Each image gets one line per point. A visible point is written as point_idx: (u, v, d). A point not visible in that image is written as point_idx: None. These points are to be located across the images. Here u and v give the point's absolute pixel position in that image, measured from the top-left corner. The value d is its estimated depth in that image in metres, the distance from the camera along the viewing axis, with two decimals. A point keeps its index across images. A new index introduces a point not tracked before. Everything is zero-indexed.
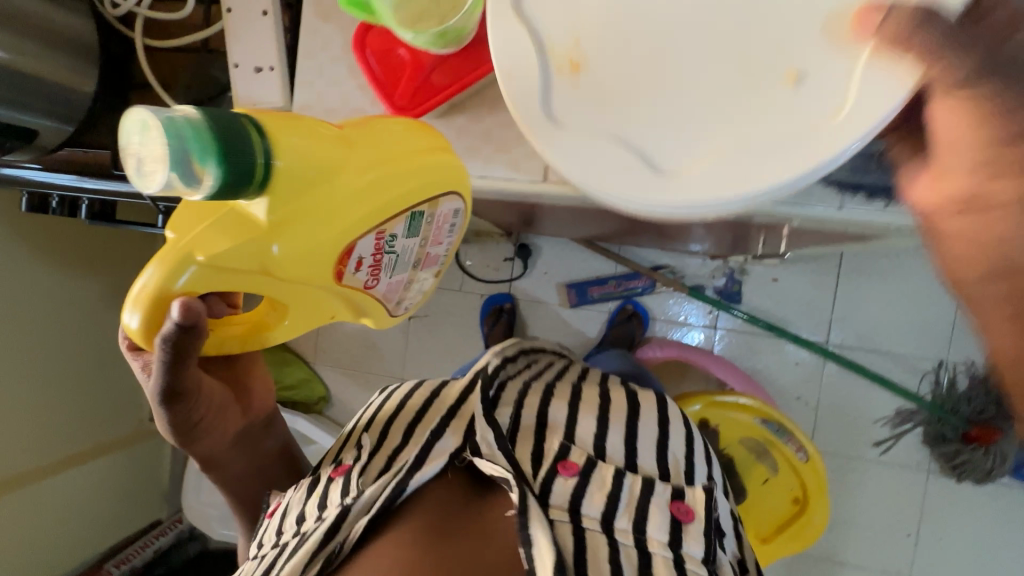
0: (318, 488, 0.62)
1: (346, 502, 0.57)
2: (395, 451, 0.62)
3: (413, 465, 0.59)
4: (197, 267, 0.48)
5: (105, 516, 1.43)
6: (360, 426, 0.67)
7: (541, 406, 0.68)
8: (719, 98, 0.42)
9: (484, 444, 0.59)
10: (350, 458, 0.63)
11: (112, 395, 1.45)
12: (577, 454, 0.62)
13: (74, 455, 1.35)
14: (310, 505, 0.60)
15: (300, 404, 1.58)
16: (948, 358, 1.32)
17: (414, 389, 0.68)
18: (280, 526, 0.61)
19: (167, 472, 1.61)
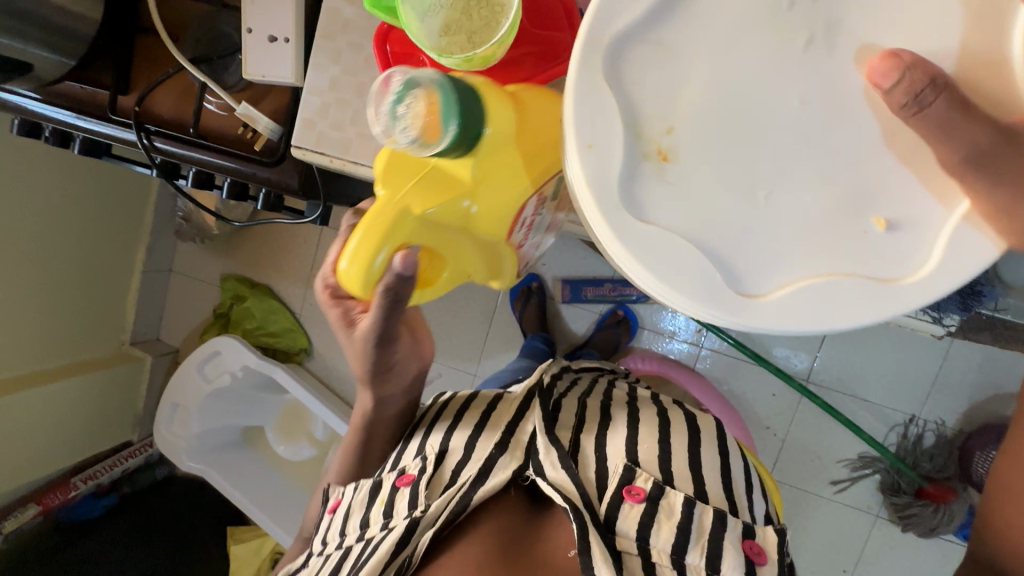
0: (382, 493, 0.61)
1: (413, 516, 0.56)
2: (454, 469, 0.60)
3: (476, 478, 0.57)
4: (413, 217, 0.46)
5: (77, 433, 1.46)
6: (422, 429, 0.67)
7: (576, 432, 0.62)
8: (810, 229, 0.39)
9: (547, 466, 0.56)
10: (414, 467, 0.61)
11: (88, 316, 1.46)
12: (643, 477, 0.56)
13: (48, 370, 1.38)
14: (376, 510, 0.60)
15: (280, 352, 1.60)
16: (920, 414, 1.34)
17: (471, 403, 0.66)
18: (344, 529, 0.62)
19: (142, 400, 1.62)
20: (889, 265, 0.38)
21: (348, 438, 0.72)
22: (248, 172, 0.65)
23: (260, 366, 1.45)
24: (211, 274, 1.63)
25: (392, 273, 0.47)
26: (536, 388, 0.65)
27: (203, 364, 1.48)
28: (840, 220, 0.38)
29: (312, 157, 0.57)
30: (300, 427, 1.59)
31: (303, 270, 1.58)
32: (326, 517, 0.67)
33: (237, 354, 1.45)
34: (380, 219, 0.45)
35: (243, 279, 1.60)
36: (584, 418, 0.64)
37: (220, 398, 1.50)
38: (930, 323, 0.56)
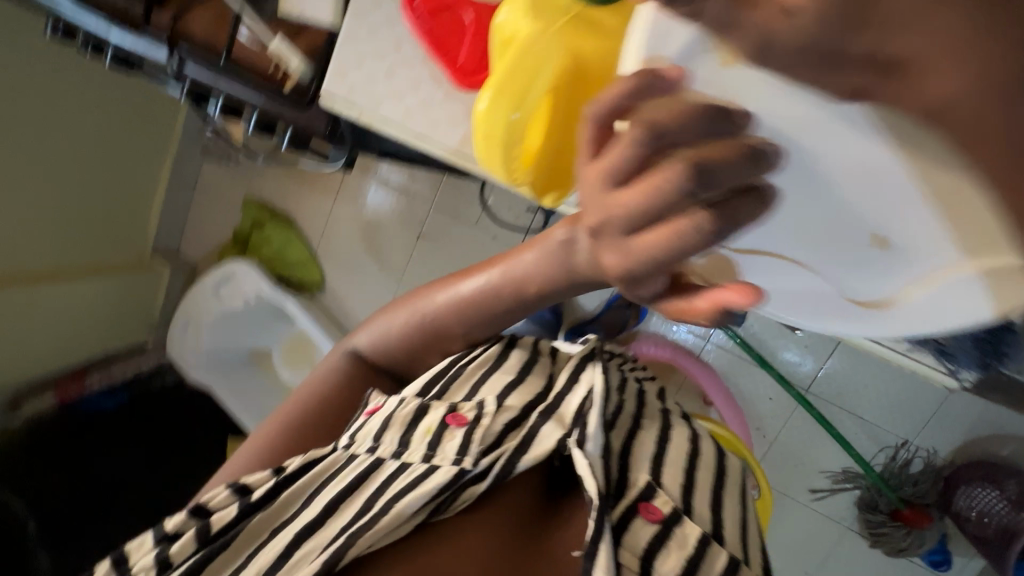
0: (429, 420, 0.56)
1: (461, 464, 0.52)
2: (503, 428, 0.55)
3: (518, 450, 0.53)
4: (554, 58, 0.45)
5: (96, 330, 1.53)
6: (475, 370, 0.60)
7: (614, 430, 0.60)
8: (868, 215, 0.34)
9: (591, 441, 0.52)
10: (471, 412, 0.56)
11: (111, 221, 1.49)
12: (663, 499, 0.55)
13: (72, 267, 1.43)
14: (417, 444, 0.55)
15: (294, 283, 1.63)
16: (913, 440, 1.34)
17: (531, 368, 0.61)
18: (377, 435, 0.56)
19: (158, 309, 1.68)
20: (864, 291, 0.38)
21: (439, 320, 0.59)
22: (279, 111, 0.64)
23: (272, 295, 1.51)
24: (234, 196, 1.64)
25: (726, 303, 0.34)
26: (595, 366, 0.60)
27: (217, 285, 1.54)
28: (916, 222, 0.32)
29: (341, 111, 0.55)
30: (304, 356, 1.59)
31: (324, 208, 1.58)
32: (361, 416, 0.60)
33: (253, 280, 1.51)
34: (523, 63, 0.45)
35: (263, 206, 1.61)
36: (623, 420, 0.62)
37: (233, 318, 1.56)
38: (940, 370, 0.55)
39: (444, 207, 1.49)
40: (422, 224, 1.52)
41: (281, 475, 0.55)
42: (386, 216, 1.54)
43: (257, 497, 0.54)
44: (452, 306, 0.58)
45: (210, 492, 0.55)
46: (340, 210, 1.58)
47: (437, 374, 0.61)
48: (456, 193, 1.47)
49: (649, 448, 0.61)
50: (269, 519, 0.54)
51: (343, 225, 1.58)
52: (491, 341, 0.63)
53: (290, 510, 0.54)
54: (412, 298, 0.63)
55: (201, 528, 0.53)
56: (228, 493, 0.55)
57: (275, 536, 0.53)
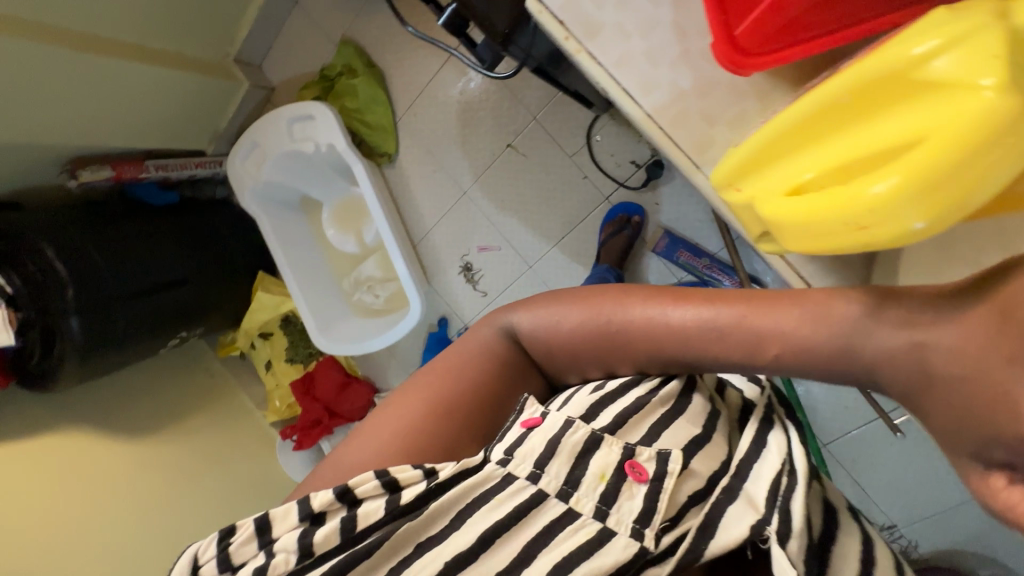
0: (602, 463, 0.52)
1: (642, 540, 0.48)
2: (685, 498, 0.52)
3: (703, 529, 0.48)
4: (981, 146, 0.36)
5: (163, 124, 1.49)
6: (654, 409, 0.55)
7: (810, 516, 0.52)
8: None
9: (794, 545, 0.47)
10: (650, 464, 0.51)
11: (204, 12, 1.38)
12: None
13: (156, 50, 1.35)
14: (591, 492, 0.51)
15: (366, 145, 1.54)
16: (900, 527, 1.33)
17: (715, 424, 0.56)
18: (541, 462, 0.51)
19: (227, 120, 1.63)
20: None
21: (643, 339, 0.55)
22: None
23: (345, 152, 1.42)
24: (334, 30, 1.51)
25: None
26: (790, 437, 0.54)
27: (293, 120, 1.45)
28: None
29: (550, 22, 0.60)
30: (354, 222, 1.61)
31: (420, 79, 1.46)
32: (515, 427, 0.55)
33: (329, 129, 1.41)
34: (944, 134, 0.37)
35: (360, 51, 1.48)
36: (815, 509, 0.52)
37: (298, 158, 1.50)
38: None
39: (548, 127, 1.36)
40: (516, 135, 1.40)
41: (434, 479, 0.51)
42: (481, 109, 1.42)
43: (409, 501, 0.49)
44: (664, 334, 0.53)
45: (354, 478, 0.50)
46: (436, 89, 1.45)
47: (607, 398, 0.56)
48: (564, 117, 1.34)
49: (852, 558, 0.51)
50: (417, 529, 0.49)
51: (434, 104, 1.46)
52: (676, 377, 0.57)
53: (438, 525, 0.50)
54: (608, 302, 0.56)
55: (347, 522, 0.48)
56: (377, 484, 0.49)
57: (425, 554, 0.49)
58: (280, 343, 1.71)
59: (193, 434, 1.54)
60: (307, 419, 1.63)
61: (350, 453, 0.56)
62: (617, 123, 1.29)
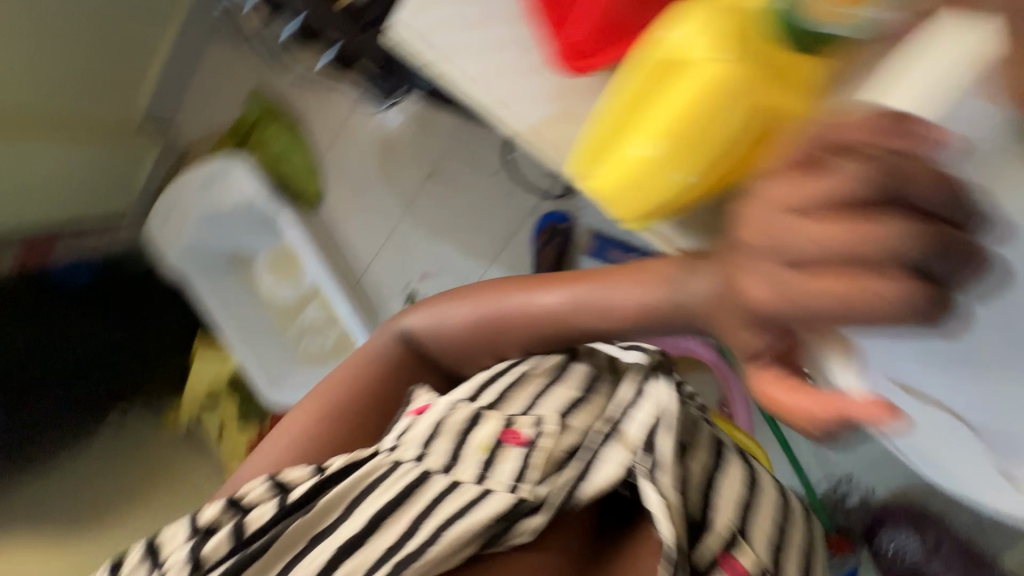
0: (480, 433, 0.53)
1: (518, 493, 0.50)
2: (565, 455, 0.52)
3: (579, 477, 0.51)
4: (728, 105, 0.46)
5: (71, 196, 1.45)
6: (534, 380, 0.57)
7: (688, 447, 0.55)
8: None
9: (664, 476, 0.49)
10: (528, 429, 0.52)
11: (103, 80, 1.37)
12: (746, 552, 0.51)
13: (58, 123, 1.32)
14: (471, 459, 0.52)
15: (289, 192, 1.54)
16: (857, 476, 1.41)
17: (595, 383, 0.58)
18: (425, 443, 0.53)
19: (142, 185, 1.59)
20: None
21: (512, 321, 0.56)
22: None
23: (266, 202, 1.41)
24: (242, 84, 1.52)
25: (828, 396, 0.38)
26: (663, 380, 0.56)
27: (209, 178, 1.44)
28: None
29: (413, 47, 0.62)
30: (288, 273, 1.55)
31: (335, 121, 1.48)
32: (405, 417, 0.57)
33: (249, 182, 1.40)
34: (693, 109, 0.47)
35: (272, 101, 1.49)
36: (696, 439, 0.56)
37: (217, 215, 1.48)
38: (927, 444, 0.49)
39: (467, 151, 1.41)
40: (436, 162, 1.43)
41: (325, 475, 0.53)
42: (400, 142, 1.45)
43: (298, 498, 0.52)
44: (528, 313, 0.55)
45: (246, 486, 0.54)
46: (355, 127, 1.47)
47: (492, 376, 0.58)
48: (481, 138, 1.39)
49: (735, 490, 0.54)
50: (308, 525, 0.51)
51: (353, 143, 1.48)
52: (556, 350, 0.58)
53: (332, 515, 0.52)
54: (485, 292, 0.58)
55: (235, 528, 0.52)
56: (268, 487, 0.54)
57: (321, 542, 0.51)
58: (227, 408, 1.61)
59: (132, 510, 1.47)
60: None
61: (257, 465, 0.61)
62: None
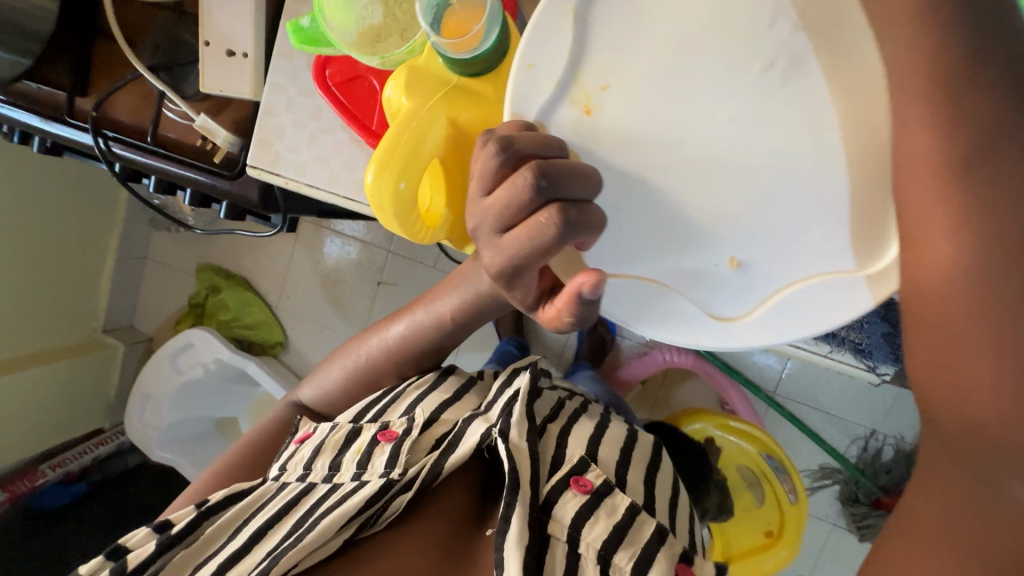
0: (359, 442, 0.63)
1: (389, 477, 0.58)
2: (436, 440, 0.62)
3: (448, 448, 0.59)
4: (439, 127, 0.48)
5: (48, 420, 1.48)
6: (407, 393, 0.67)
7: (550, 416, 0.67)
8: (707, 153, 0.40)
9: (514, 430, 0.57)
10: (399, 427, 0.63)
11: (59, 301, 1.47)
12: (594, 473, 0.59)
13: (22, 354, 1.40)
14: (350, 459, 0.62)
15: (255, 344, 1.59)
16: (881, 429, 1.34)
17: (465, 386, 0.69)
18: (309, 463, 0.64)
19: (113, 389, 1.63)
20: (739, 248, 0.42)
21: (371, 351, 0.69)
22: (210, 184, 0.64)
23: (233, 359, 1.46)
24: (188, 262, 1.62)
25: (572, 295, 0.37)
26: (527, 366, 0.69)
27: (174, 355, 1.50)
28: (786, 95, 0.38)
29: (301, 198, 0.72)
30: None
31: (280, 265, 1.58)
32: (290, 445, 0.68)
33: (211, 346, 1.46)
34: (406, 140, 0.46)
35: (218, 269, 1.60)
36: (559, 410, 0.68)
37: (189, 389, 1.52)
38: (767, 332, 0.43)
39: (403, 252, 1.50)
40: (380, 271, 1.52)
41: (204, 509, 0.60)
42: (345, 265, 1.54)
43: (180, 531, 0.58)
44: (381, 341, 0.68)
45: (129, 532, 0.59)
46: (298, 267, 1.57)
47: (376, 400, 0.68)
48: (411, 238, 1.48)
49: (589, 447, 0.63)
50: (191, 555, 0.58)
51: (301, 280, 1.57)
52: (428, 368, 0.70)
53: (219, 542, 0.59)
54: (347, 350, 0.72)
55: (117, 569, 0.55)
56: (148, 530, 0.58)
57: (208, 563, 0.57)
58: None
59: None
60: None
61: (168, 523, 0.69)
62: None
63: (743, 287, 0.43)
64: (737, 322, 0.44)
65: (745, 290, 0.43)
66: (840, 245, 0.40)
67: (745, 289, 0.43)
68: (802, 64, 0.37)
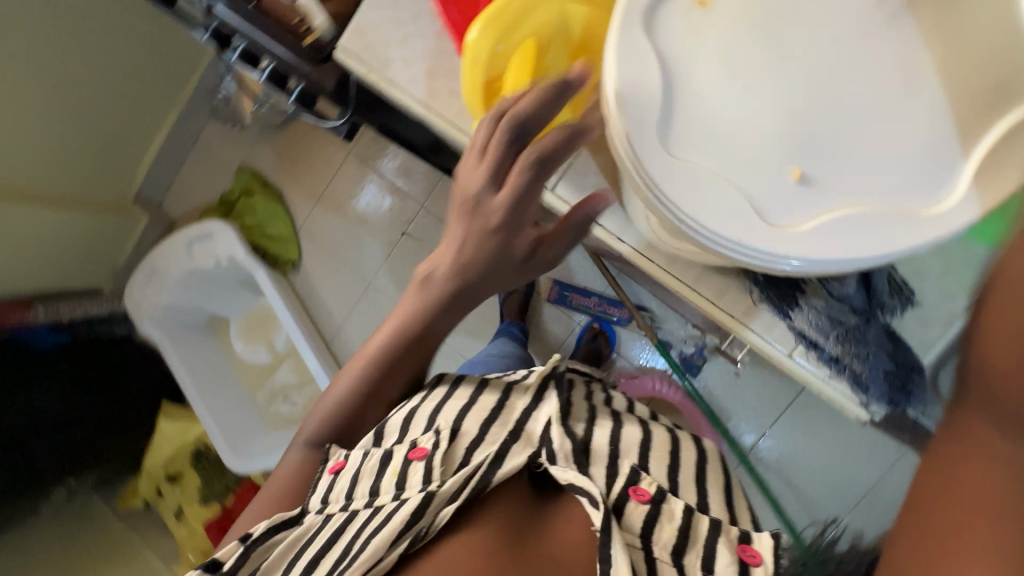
0: (393, 463, 0.56)
1: (428, 489, 0.52)
2: (465, 452, 0.56)
3: (495, 459, 0.54)
4: (546, 11, 0.53)
5: (54, 263, 1.51)
6: (427, 408, 0.61)
7: (591, 426, 0.61)
8: (801, 72, 0.45)
9: (559, 455, 0.54)
10: (428, 442, 0.56)
11: (103, 157, 1.50)
12: (648, 480, 0.55)
13: (57, 195, 1.43)
14: (384, 478, 0.55)
15: (269, 256, 1.62)
16: (842, 517, 1.34)
17: (482, 390, 0.64)
18: (349, 492, 0.56)
19: (124, 256, 1.71)
20: (806, 160, 0.45)
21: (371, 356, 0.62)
22: (294, 62, 0.67)
23: (245, 260, 1.49)
24: (231, 161, 1.67)
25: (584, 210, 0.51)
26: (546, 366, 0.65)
27: (193, 242, 1.52)
28: (887, 35, 0.44)
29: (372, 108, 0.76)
30: (261, 332, 1.65)
31: (315, 189, 1.61)
32: (325, 475, 0.60)
33: (229, 242, 1.49)
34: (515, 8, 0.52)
35: (256, 175, 1.63)
36: (593, 419, 0.62)
37: (195, 277, 1.54)
38: (816, 247, 0.44)
39: (434, 211, 1.53)
40: (407, 223, 1.55)
41: (248, 541, 0.55)
42: (376, 208, 1.58)
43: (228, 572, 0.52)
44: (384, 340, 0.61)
45: None
46: (330, 196, 1.61)
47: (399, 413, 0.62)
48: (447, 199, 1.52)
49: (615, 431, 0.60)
50: None
51: (329, 209, 1.61)
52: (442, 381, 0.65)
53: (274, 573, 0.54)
54: (355, 359, 0.64)
55: None
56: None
57: None
58: (191, 484, 1.63)
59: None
60: None
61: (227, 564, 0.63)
62: None
63: (801, 195, 0.45)
64: (790, 230, 0.44)
65: (797, 195, 0.45)
66: (921, 177, 0.44)
67: (801, 192, 0.45)
68: (904, 18, 0.44)
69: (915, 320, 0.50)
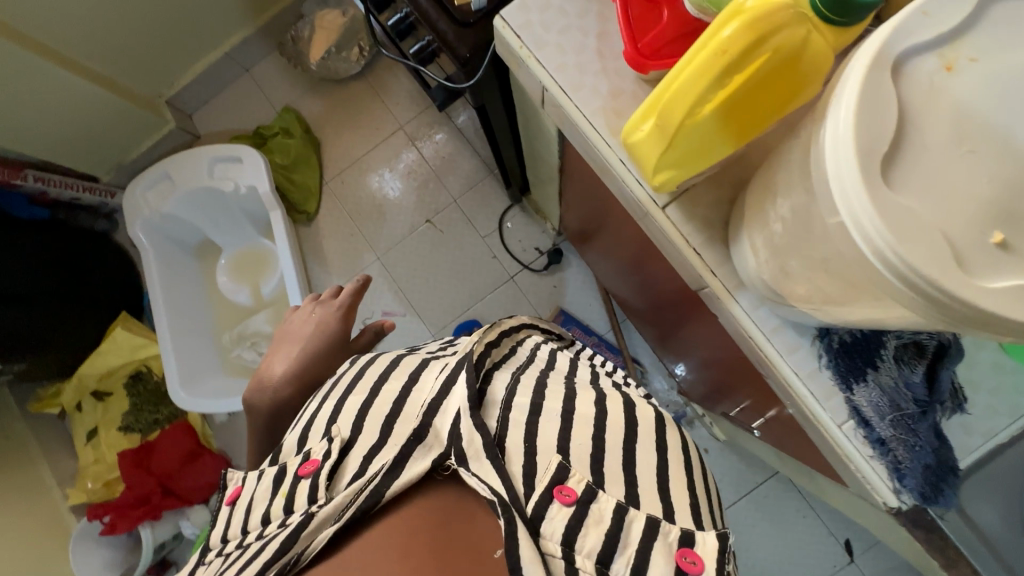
0: (284, 483, 0.49)
1: (307, 512, 0.45)
2: (358, 464, 0.48)
3: (392, 468, 0.47)
4: None
5: (64, 137, 1.41)
6: (325, 414, 0.54)
7: (519, 376, 0.57)
8: None
9: (470, 465, 0.47)
10: (320, 453, 0.50)
11: (153, 50, 1.46)
12: (577, 477, 0.47)
13: (93, 69, 1.37)
14: (275, 503, 0.48)
15: (287, 200, 1.57)
16: None
17: (389, 375, 0.57)
18: (243, 523, 0.50)
19: (138, 152, 1.59)
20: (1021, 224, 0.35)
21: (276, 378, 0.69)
22: (433, 15, 0.69)
23: (266, 197, 1.44)
24: (279, 100, 1.64)
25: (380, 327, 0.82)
26: (553, 351, 0.66)
27: (216, 161, 1.46)
28: None
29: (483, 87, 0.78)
30: (251, 273, 1.58)
31: (355, 152, 1.60)
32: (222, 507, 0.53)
33: (254, 174, 1.44)
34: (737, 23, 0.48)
35: (300, 119, 1.60)
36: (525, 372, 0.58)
37: (205, 195, 1.47)
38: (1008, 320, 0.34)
39: (464, 208, 1.55)
40: (434, 212, 1.56)
41: None
42: (409, 189, 1.58)
43: None
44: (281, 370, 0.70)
45: None
46: (367, 163, 1.60)
47: (305, 421, 0.56)
48: (483, 203, 1.55)
49: None
50: None
51: (363, 176, 1.59)
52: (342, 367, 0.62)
53: None
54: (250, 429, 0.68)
55: None
56: None
57: None
58: (116, 406, 1.52)
59: None
60: (133, 496, 1.41)
61: None
62: (524, 214, 1.53)
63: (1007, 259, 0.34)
64: (980, 282, 0.34)
65: (999, 256, 0.34)
66: None
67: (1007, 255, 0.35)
68: None
69: (961, 427, 0.53)
